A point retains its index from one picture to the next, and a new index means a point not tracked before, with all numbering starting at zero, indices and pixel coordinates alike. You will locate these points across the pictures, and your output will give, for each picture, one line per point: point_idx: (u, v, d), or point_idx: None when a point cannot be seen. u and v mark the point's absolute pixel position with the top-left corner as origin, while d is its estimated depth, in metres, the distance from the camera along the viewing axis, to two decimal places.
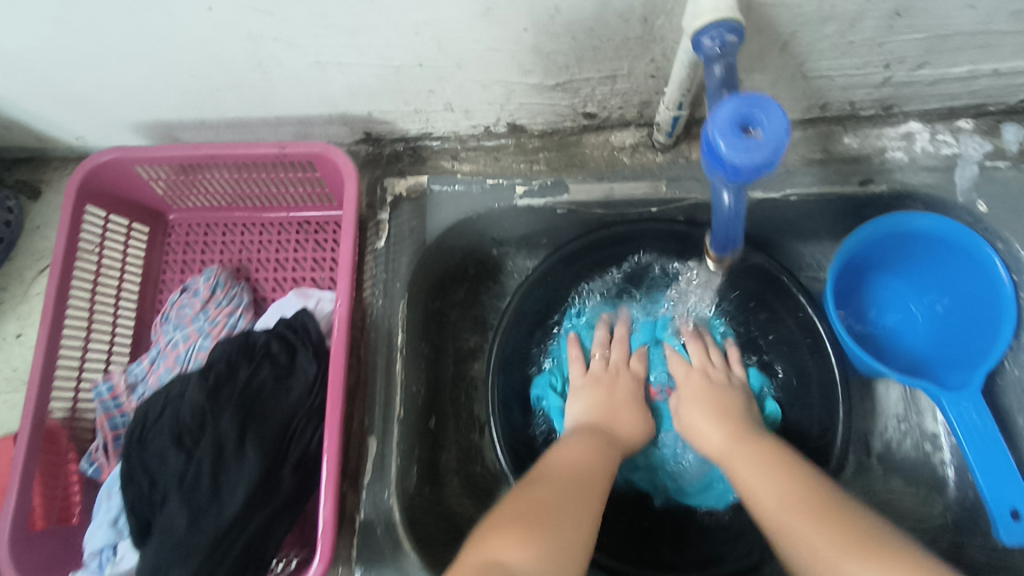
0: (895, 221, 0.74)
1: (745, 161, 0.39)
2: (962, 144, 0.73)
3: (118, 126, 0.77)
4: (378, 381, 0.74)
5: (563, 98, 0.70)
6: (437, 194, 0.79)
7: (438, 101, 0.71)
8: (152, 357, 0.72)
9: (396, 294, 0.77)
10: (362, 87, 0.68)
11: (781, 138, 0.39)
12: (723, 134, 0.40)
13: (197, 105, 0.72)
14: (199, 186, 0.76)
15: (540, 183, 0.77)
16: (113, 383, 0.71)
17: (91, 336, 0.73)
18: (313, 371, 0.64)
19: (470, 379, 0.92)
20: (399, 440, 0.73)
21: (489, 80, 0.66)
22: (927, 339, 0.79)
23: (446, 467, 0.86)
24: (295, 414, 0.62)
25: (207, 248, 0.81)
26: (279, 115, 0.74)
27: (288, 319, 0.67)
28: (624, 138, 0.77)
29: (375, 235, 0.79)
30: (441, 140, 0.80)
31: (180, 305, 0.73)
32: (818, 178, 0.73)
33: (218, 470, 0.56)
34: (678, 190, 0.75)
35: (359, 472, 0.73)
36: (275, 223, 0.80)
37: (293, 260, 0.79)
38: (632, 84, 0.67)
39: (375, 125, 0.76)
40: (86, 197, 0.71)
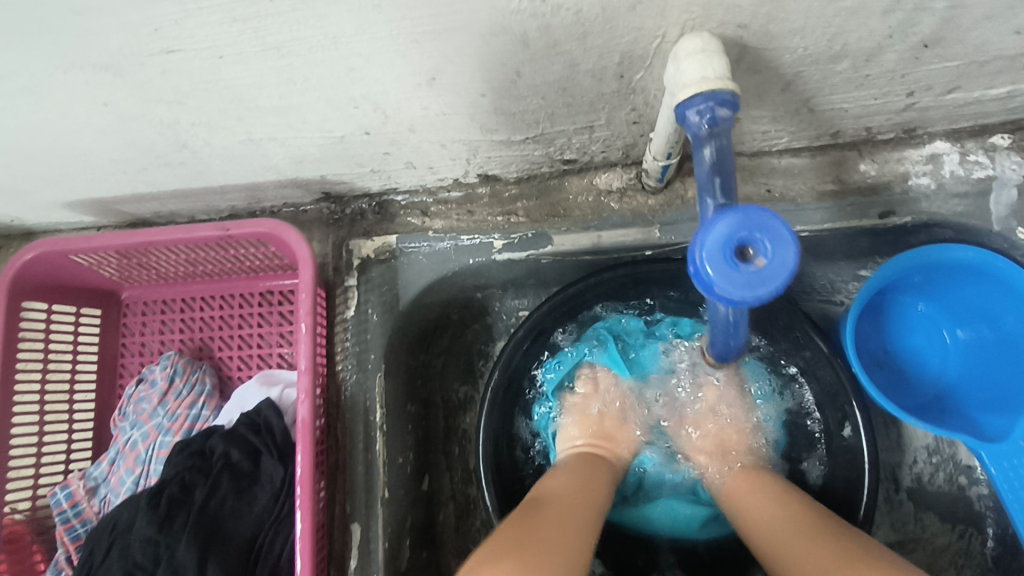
0: (926, 254, 0.65)
1: (743, 296, 0.31)
2: (997, 165, 0.64)
3: (50, 205, 0.70)
4: (359, 462, 0.69)
5: (535, 149, 0.62)
6: (408, 255, 0.71)
7: (397, 162, 0.63)
8: (111, 457, 0.67)
9: (371, 367, 0.70)
10: (307, 156, 0.60)
11: (788, 269, 0.31)
12: (713, 263, 0.32)
13: (127, 182, 0.65)
14: (147, 266, 0.70)
15: (520, 236, 0.70)
16: (71, 490, 0.65)
17: (46, 435, 0.68)
18: (280, 475, 0.58)
19: (461, 431, 0.87)
20: (385, 523, 0.68)
21: (448, 140, 0.59)
22: (957, 366, 0.72)
23: (443, 526, 0.84)
24: (261, 529, 0.56)
25: (165, 326, 0.75)
26: (223, 184, 0.67)
27: (249, 414, 0.61)
28: (611, 180, 0.69)
29: (344, 304, 0.72)
30: (408, 195, 0.72)
31: (136, 398, 0.68)
32: (830, 214, 0.65)
33: None
34: (674, 237, 0.68)
35: (345, 556, 0.68)
36: (235, 296, 0.74)
37: (257, 335, 0.73)
38: (613, 132, 0.59)
39: (332, 185, 0.69)
40: (23, 293, 0.65)
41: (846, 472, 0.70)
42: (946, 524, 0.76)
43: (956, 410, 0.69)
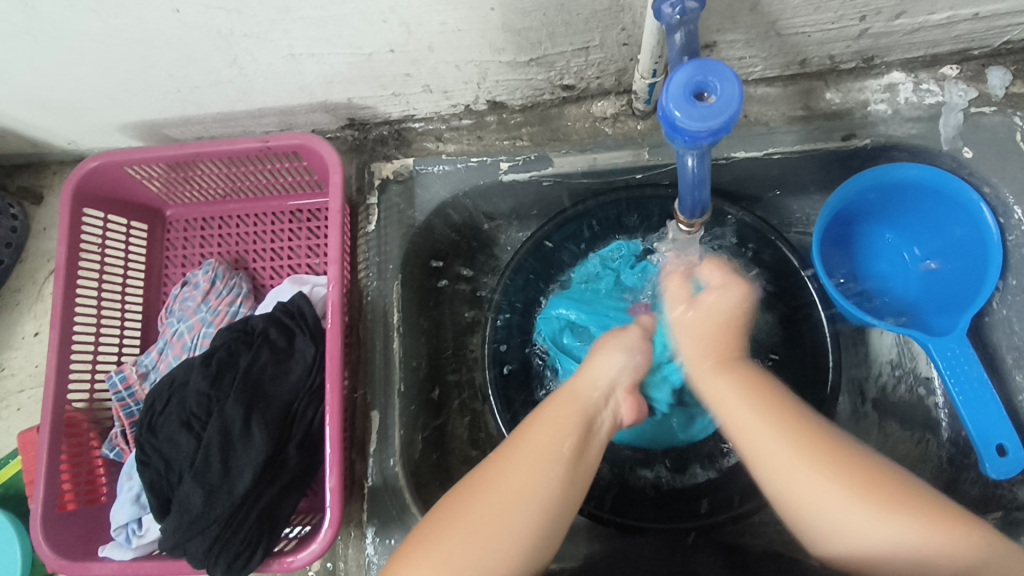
0: (881, 172, 0.74)
1: (699, 126, 0.39)
2: (946, 91, 0.72)
3: (107, 127, 0.79)
4: (378, 358, 0.77)
5: (538, 73, 0.71)
6: (423, 176, 0.80)
7: (416, 84, 0.72)
8: (160, 347, 0.75)
9: (390, 275, 0.79)
10: (338, 75, 0.69)
11: (735, 102, 0.39)
12: (677, 102, 0.39)
13: (178, 102, 0.74)
14: (192, 182, 0.79)
15: (524, 158, 0.78)
16: (125, 374, 0.73)
17: (101, 328, 0.76)
18: (311, 353, 0.66)
19: (469, 352, 0.94)
20: (400, 412, 0.76)
21: (461, 60, 0.67)
22: (916, 283, 0.79)
23: (454, 436, 0.89)
24: (295, 396, 0.64)
25: (205, 241, 0.83)
26: (261, 106, 0.75)
27: (284, 304, 0.69)
28: (605, 108, 0.77)
29: (366, 220, 0.80)
30: (424, 122, 0.81)
31: (182, 298, 0.76)
32: (799, 135, 0.73)
33: (226, 453, 0.59)
34: (661, 157, 0.76)
35: (365, 441, 0.75)
36: (268, 214, 0.82)
37: (287, 248, 0.81)
38: (606, 54, 0.68)
39: (358, 110, 0.78)
40: (85, 200, 0.74)
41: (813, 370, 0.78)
42: (907, 431, 0.84)
43: (913, 322, 0.76)
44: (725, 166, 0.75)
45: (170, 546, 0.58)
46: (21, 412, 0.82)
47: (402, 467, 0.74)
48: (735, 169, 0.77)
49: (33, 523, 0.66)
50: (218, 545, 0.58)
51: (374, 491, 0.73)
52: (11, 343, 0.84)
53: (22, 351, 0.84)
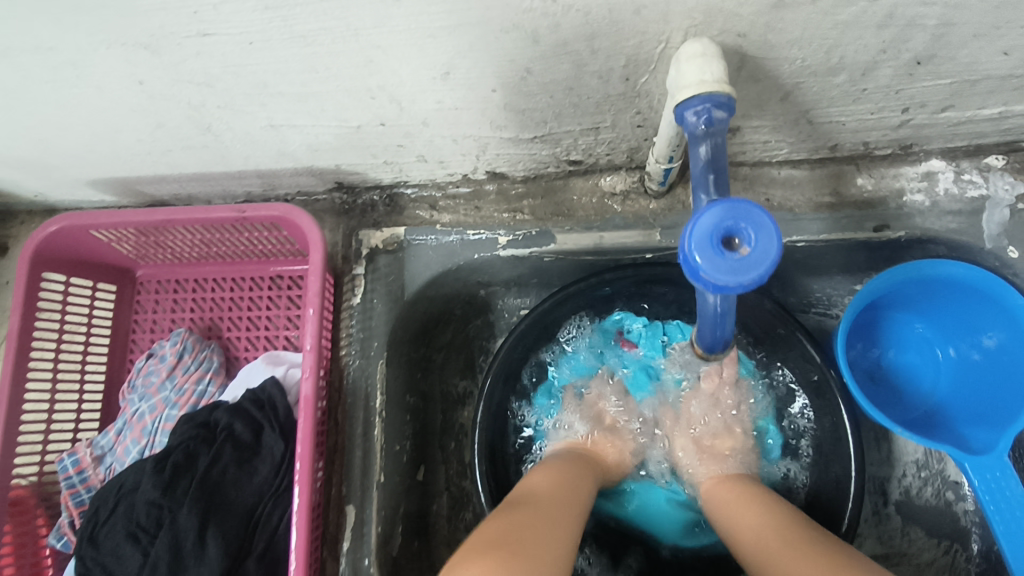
0: (919, 267, 0.67)
1: (728, 280, 0.33)
2: (991, 184, 0.66)
3: (75, 182, 0.73)
4: (356, 445, 0.70)
5: (543, 148, 0.64)
6: (415, 247, 0.74)
7: (409, 155, 0.66)
8: (118, 428, 0.68)
9: (374, 353, 0.72)
10: (323, 144, 0.63)
11: (773, 255, 0.33)
12: (703, 249, 0.33)
13: (150, 162, 0.68)
14: (163, 244, 0.73)
15: (524, 233, 0.72)
16: (77, 457, 0.67)
17: (57, 403, 0.70)
18: (279, 451, 0.60)
19: (458, 426, 0.88)
20: (378, 506, 0.69)
21: (459, 136, 0.61)
22: (949, 385, 0.72)
23: (437, 517, 0.84)
24: (260, 500, 0.58)
25: (177, 305, 0.77)
26: (241, 169, 0.69)
27: (253, 391, 0.63)
28: (615, 183, 0.71)
29: (351, 291, 0.74)
30: (418, 188, 0.75)
31: (145, 372, 0.70)
32: (827, 224, 0.67)
33: (177, 572, 0.53)
34: (674, 240, 0.70)
35: (337, 537, 0.68)
36: (246, 279, 0.76)
37: (265, 318, 0.75)
38: (618, 134, 0.61)
39: (346, 175, 0.72)
40: (43, 265, 0.68)
41: (832, 481, 0.71)
42: (932, 539, 0.77)
43: (944, 427, 0.70)
44: None
45: None
46: None
47: (377, 568, 0.68)
48: None
49: None
50: None
51: None
52: None
53: None
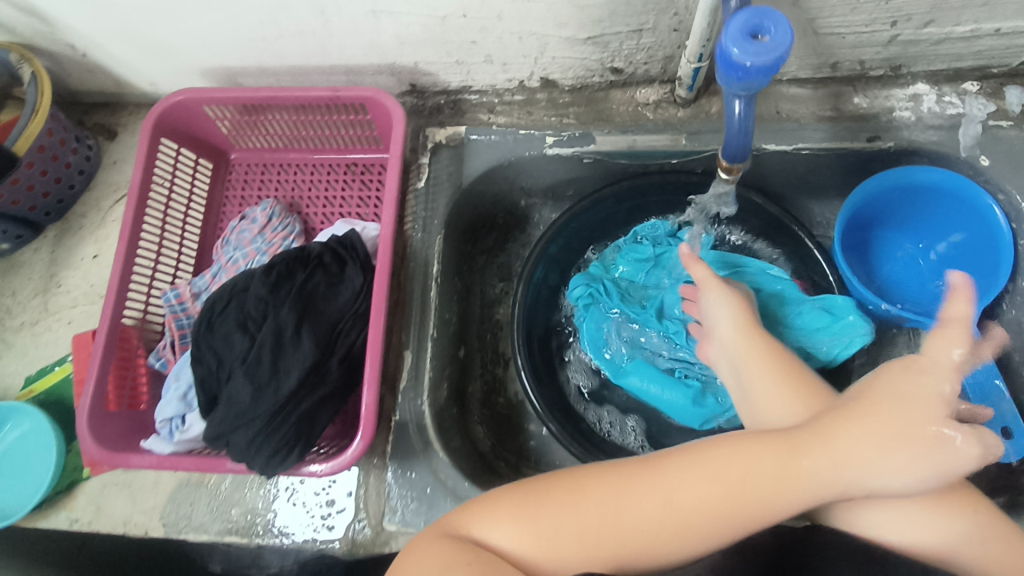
0: (899, 173, 0.79)
1: (752, 61, 0.44)
2: (967, 104, 0.78)
3: (189, 72, 0.86)
4: (415, 303, 0.81)
5: (592, 52, 0.77)
6: (474, 143, 0.86)
7: (479, 54, 0.78)
8: (214, 271, 0.80)
9: (434, 229, 0.84)
10: (411, 36, 0.76)
11: (785, 43, 0.44)
12: (734, 41, 0.45)
13: (260, 51, 0.80)
14: (260, 126, 0.85)
15: (569, 134, 0.84)
16: (179, 291, 0.78)
17: (161, 250, 0.81)
18: (359, 281, 0.71)
19: (495, 322, 0.99)
20: (432, 355, 0.80)
21: (525, 32, 0.74)
22: (928, 284, 0.84)
23: (472, 396, 0.93)
24: (342, 317, 0.68)
25: (263, 184, 0.89)
26: (334, 62, 0.82)
27: (338, 238, 0.74)
28: (648, 95, 0.84)
29: (416, 177, 0.86)
30: (479, 94, 0.87)
31: (239, 230, 0.81)
32: (828, 133, 0.79)
33: (277, 355, 0.64)
34: (698, 143, 0.81)
35: (396, 377, 0.79)
36: (325, 165, 0.89)
37: (340, 197, 0.87)
38: (657, 39, 0.74)
39: (420, 76, 0.84)
40: (163, 130, 0.80)
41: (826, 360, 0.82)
42: None
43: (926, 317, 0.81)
44: (755, 158, 0.81)
45: (214, 435, 0.63)
46: (72, 325, 0.86)
47: (429, 408, 0.78)
48: (764, 162, 0.83)
49: (80, 415, 0.69)
50: (260, 438, 0.61)
51: (401, 425, 0.77)
52: (70, 263, 0.89)
53: (80, 270, 0.88)
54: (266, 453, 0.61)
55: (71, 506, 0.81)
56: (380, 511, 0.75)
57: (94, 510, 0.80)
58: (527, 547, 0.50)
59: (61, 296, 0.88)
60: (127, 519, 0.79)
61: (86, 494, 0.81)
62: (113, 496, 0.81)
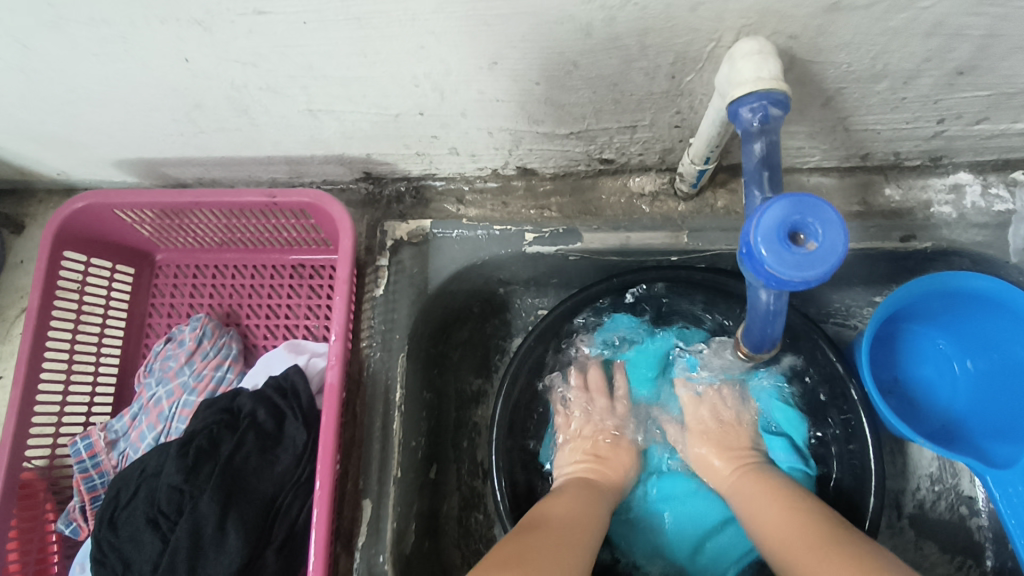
0: (944, 279, 0.67)
1: (792, 274, 0.32)
2: (1017, 199, 0.66)
3: (101, 162, 0.72)
4: (374, 438, 0.69)
5: (577, 145, 0.64)
6: (440, 240, 0.73)
7: (442, 147, 0.66)
8: (134, 411, 0.68)
9: (395, 346, 0.72)
10: (358, 132, 0.63)
11: (837, 253, 0.32)
12: (767, 242, 0.33)
13: (179, 145, 0.67)
14: (186, 228, 0.72)
15: (551, 230, 0.71)
16: (91, 440, 0.66)
17: (71, 384, 0.69)
18: (302, 439, 0.59)
19: (472, 425, 0.88)
20: (395, 502, 0.68)
21: (495, 128, 0.61)
22: (966, 397, 0.73)
23: (446, 518, 0.82)
24: (280, 490, 0.57)
25: (195, 290, 0.76)
26: (270, 155, 0.68)
27: (277, 378, 0.62)
28: (643, 184, 0.71)
29: (374, 283, 0.73)
30: (446, 181, 0.75)
31: (164, 356, 0.69)
32: (854, 233, 0.67)
33: (195, 561, 0.52)
34: (701, 243, 0.69)
35: (352, 533, 0.67)
36: (267, 266, 0.76)
37: (286, 306, 0.74)
38: (654, 134, 0.61)
39: (375, 165, 0.71)
40: (64, 243, 0.67)
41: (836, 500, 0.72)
42: (945, 555, 0.76)
43: (963, 440, 0.71)
44: None
45: None
46: None
47: (391, 565, 0.66)
48: None
49: None
50: None
51: None
52: None
53: None
54: None
55: None
56: None
57: None
58: None
59: None
60: None
61: None
62: None
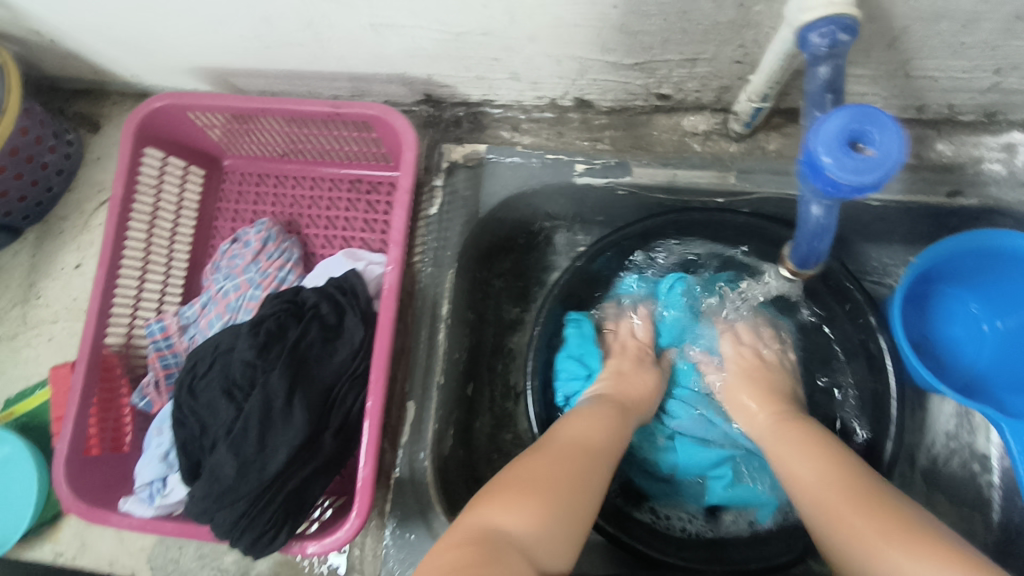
0: (983, 237, 0.68)
1: (851, 179, 0.35)
2: None
3: (178, 68, 0.76)
4: (421, 346, 0.74)
5: (637, 78, 0.66)
6: (494, 166, 0.76)
7: (504, 70, 0.68)
8: (203, 302, 0.74)
9: (445, 263, 0.76)
10: (428, 50, 0.65)
11: (894, 159, 0.34)
12: (829, 149, 0.35)
13: (255, 52, 0.70)
14: (254, 135, 0.76)
15: (603, 162, 0.74)
16: (165, 323, 0.73)
17: (146, 272, 0.74)
18: (359, 336, 0.64)
19: (507, 350, 0.92)
20: (436, 406, 0.73)
21: (560, 54, 0.63)
22: (991, 357, 0.76)
23: (478, 433, 0.87)
24: (338, 379, 0.62)
25: (259, 198, 0.81)
26: (339, 69, 0.72)
27: (337, 280, 0.67)
28: (697, 123, 0.74)
29: (428, 201, 0.77)
30: (503, 109, 0.78)
31: (232, 255, 0.74)
32: (902, 185, 0.68)
33: (264, 428, 0.58)
34: (750, 184, 0.71)
35: (397, 429, 0.72)
36: (327, 179, 0.80)
37: (343, 218, 0.79)
38: (714, 69, 0.63)
39: (436, 87, 0.74)
40: (145, 139, 0.71)
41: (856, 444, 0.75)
42: (953, 506, 0.80)
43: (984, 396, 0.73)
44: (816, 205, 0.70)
45: (198, 512, 0.58)
46: (52, 342, 0.80)
47: (431, 462, 0.72)
48: None
49: (56, 465, 0.64)
50: (244, 522, 0.57)
51: (400, 482, 0.71)
52: (50, 271, 0.82)
53: (60, 281, 0.82)
54: (251, 535, 0.57)
55: (57, 537, 0.77)
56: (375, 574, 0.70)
57: (81, 545, 0.76)
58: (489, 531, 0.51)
59: (41, 309, 0.81)
60: (114, 559, 0.75)
61: (71, 527, 0.76)
62: (99, 534, 0.76)
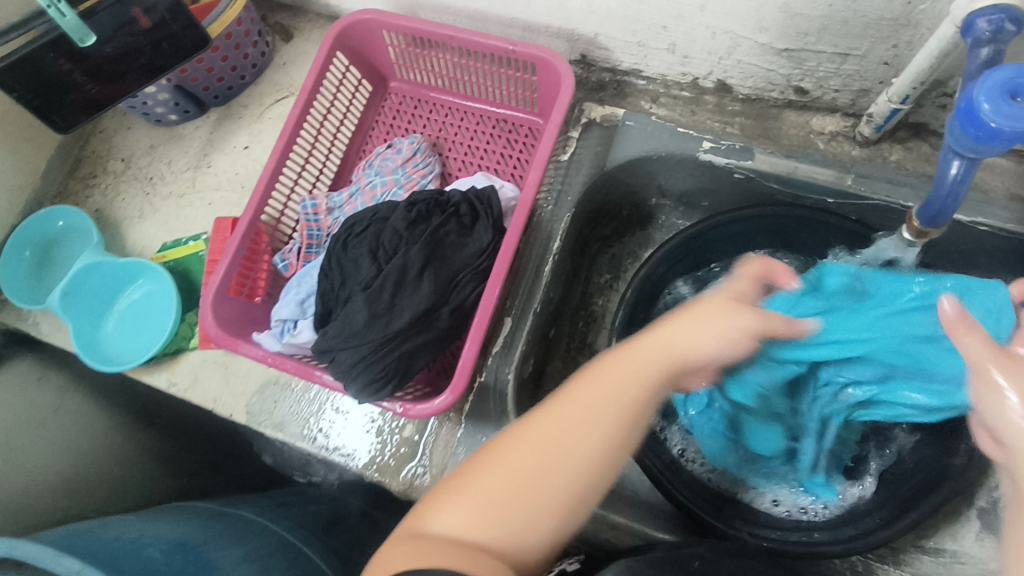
0: None
1: (1007, 124, 0.40)
2: None
3: None
4: (527, 273, 0.81)
5: (783, 66, 0.73)
6: (628, 129, 0.83)
7: (665, 41, 0.76)
8: (352, 191, 0.84)
9: (565, 206, 0.83)
10: (604, 9, 0.74)
11: None
12: (989, 97, 0.41)
13: None
14: (426, 62, 0.86)
15: (728, 143, 0.79)
16: (316, 203, 0.83)
17: (309, 157, 0.84)
18: (487, 239, 0.71)
19: (591, 311, 0.98)
20: (530, 329, 0.79)
21: (722, 30, 0.70)
22: None
23: (549, 376, 0.92)
24: (462, 269, 0.69)
25: (413, 119, 0.91)
26: (516, 17, 0.81)
27: (476, 191, 0.75)
28: (825, 124, 0.79)
29: (561, 149, 0.85)
30: (647, 81, 0.85)
31: (384, 157, 0.84)
32: (1018, 214, 0.71)
33: (396, 290, 0.66)
34: (865, 188, 0.75)
35: (491, 339, 0.79)
36: (476, 114, 0.89)
37: (483, 150, 0.88)
38: (861, 67, 0.69)
39: (595, 49, 0.83)
40: (339, 43, 0.82)
41: None
42: None
43: None
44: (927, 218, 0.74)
45: (324, 348, 0.66)
46: (212, 206, 0.92)
47: (514, 378, 0.77)
48: None
49: (207, 291, 0.74)
50: (361, 365, 0.64)
51: (483, 387, 0.77)
52: (224, 147, 0.95)
53: (230, 157, 0.94)
54: (363, 379, 0.63)
55: (172, 370, 0.85)
56: (443, 463, 0.75)
57: (192, 380, 0.84)
58: (468, 520, 0.47)
59: (209, 176, 0.94)
60: (217, 398, 0.83)
61: (188, 363, 0.84)
62: (209, 373, 0.84)
